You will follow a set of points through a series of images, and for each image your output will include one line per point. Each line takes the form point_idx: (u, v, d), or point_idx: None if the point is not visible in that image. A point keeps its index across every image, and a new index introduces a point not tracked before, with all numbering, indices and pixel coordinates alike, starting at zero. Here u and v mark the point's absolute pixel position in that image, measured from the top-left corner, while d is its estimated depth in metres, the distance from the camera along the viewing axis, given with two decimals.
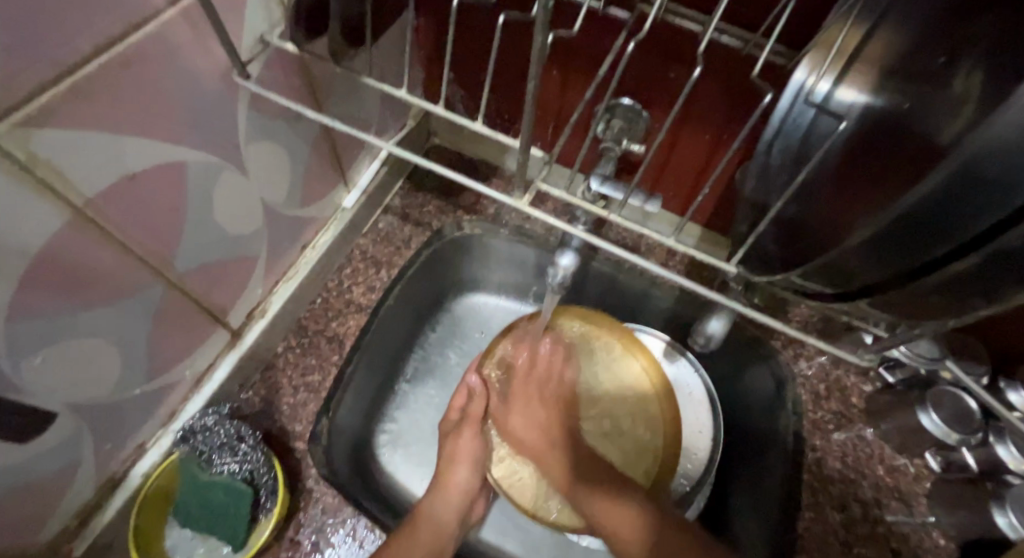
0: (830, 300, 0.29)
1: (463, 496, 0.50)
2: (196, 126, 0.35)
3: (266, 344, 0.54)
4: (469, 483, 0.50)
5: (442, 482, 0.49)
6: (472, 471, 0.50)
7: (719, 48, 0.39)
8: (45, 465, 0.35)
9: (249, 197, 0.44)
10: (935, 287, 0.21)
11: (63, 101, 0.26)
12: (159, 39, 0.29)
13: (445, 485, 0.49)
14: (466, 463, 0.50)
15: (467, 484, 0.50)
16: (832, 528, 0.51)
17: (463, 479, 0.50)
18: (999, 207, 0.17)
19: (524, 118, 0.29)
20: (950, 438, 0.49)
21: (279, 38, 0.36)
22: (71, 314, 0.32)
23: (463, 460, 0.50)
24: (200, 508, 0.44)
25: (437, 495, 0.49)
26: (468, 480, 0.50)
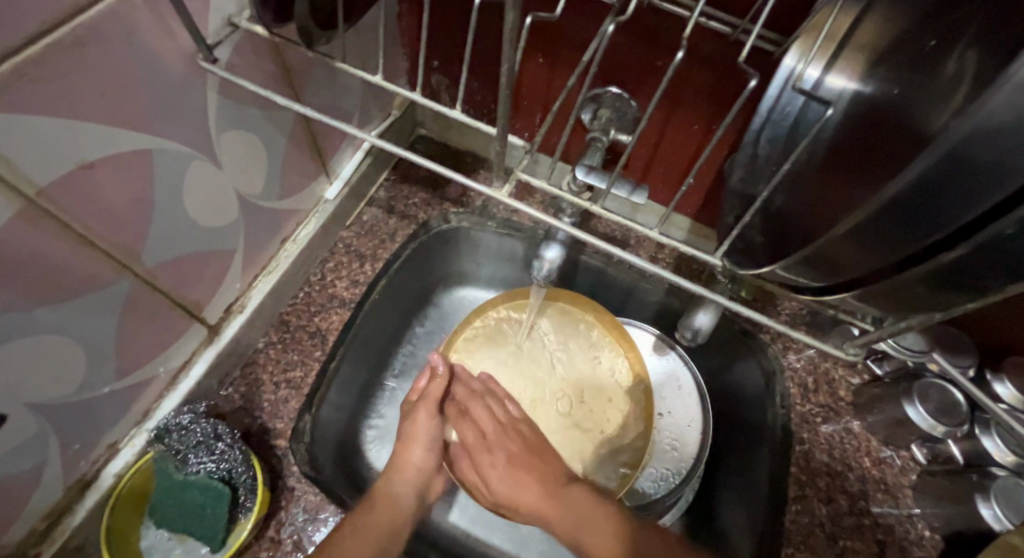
0: (817, 294, 0.28)
1: (417, 474, 0.49)
2: (160, 113, 0.33)
3: (246, 340, 0.52)
4: (424, 462, 0.49)
5: (404, 471, 0.48)
6: (427, 451, 0.49)
7: (707, 33, 0.38)
8: (6, 467, 0.34)
9: (222, 188, 0.42)
10: (920, 279, 0.20)
11: (8, 85, 0.24)
12: (114, 19, 0.28)
13: (400, 465, 0.48)
14: (421, 442, 0.49)
15: (422, 462, 0.49)
16: (818, 521, 0.50)
17: (418, 459, 0.49)
18: (999, 190, 0.15)
19: (502, 103, 0.28)
20: (935, 430, 0.49)
21: (248, 20, 0.35)
22: (27, 310, 0.30)
23: (420, 441, 0.49)
24: (175, 508, 0.43)
25: (395, 474, 0.48)
26: (423, 459, 0.49)
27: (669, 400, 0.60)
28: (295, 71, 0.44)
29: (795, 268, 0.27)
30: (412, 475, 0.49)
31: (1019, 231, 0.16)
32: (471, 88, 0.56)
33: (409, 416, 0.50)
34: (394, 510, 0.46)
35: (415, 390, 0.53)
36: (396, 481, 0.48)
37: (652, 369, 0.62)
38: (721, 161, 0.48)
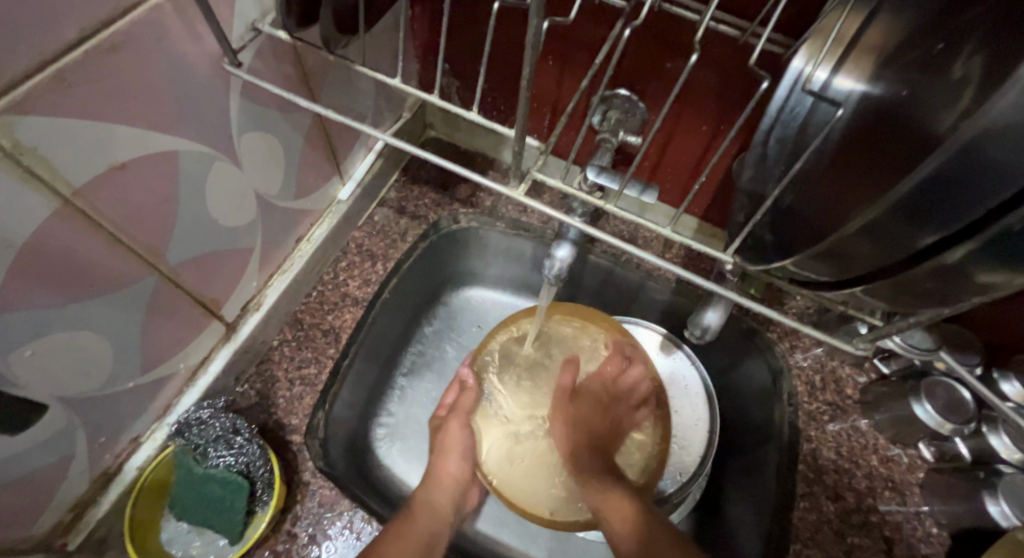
0: (825, 289, 0.29)
1: (455, 483, 0.51)
2: (186, 116, 0.34)
3: (261, 337, 0.53)
4: (459, 472, 0.51)
5: (442, 481, 0.50)
6: (461, 460, 0.52)
7: (717, 36, 0.39)
8: (38, 458, 0.35)
9: (242, 188, 0.43)
10: (930, 276, 0.21)
11: (49, 89, 0.25)
12: (147, 26, 0.29)
13: (439, 476, 0.50)
14: (456, 453, 0.52)
15: (459, 472, 0.51)
16: (827, 518, 0.51)
17: (455, 468, 0.51)
18: (1004, 186, 0.16)
19: (520, 104, 0.28)
20: (943, 428, 0.50)
21: (271, 25, 0.36)
22: (59, 306, 0.32)
23: (453, 450, 0.52)
24: (196, 501, 0.44)
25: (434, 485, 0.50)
26: (460, 468, 0.51)
27: (678, 400, 0.61)
28: (314, 74, 0.45)
29: (808, 263, 0.27)
30: (450, 485, 0.51)
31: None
32: (483, 91, 0.57)
33: (443, 427, 0.53)
34: (434, 514, 0.47)
35: (443, 406, 0.55)
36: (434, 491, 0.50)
37: (660, 368, 0.62)
38: (730, 162, 0.49)
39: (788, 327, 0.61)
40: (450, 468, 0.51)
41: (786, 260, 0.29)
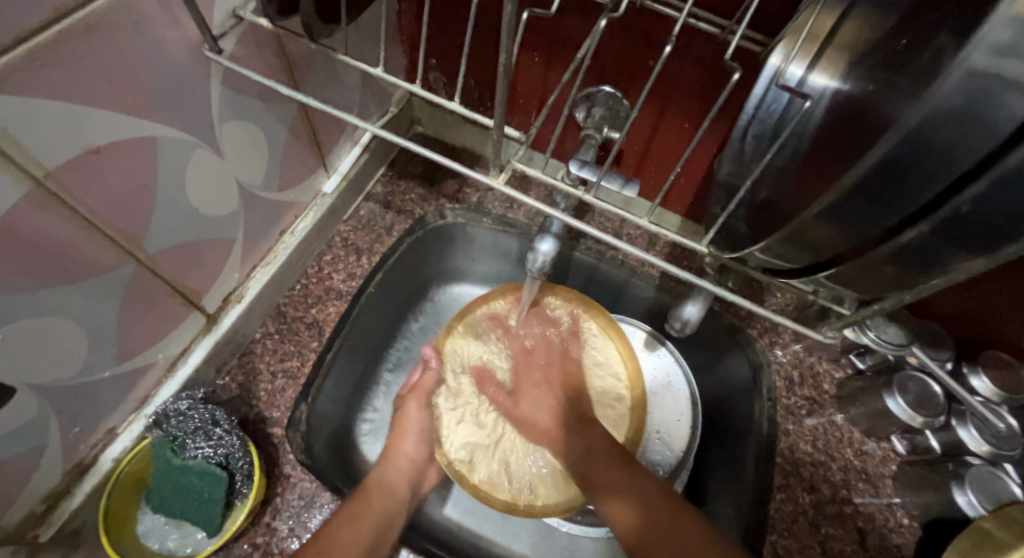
0: (796, 275, 0.30)
1: (410, 464, 0.52)
2: (165, 102, 0.34)
3: (244, 329, 0.53)
4: (415, 452, 0.53)
5: (398, 461, 0.52)
6: (418, 442, 0.53)
7: (696, 33, 0.40)
8: (7, 447, 0.34)
9: (224, 178, 0.43)
10: (886, 261, 0.22)
11: (19, 68, 0.25)
12: (122, 8, 0.29)
13: (393, 455, 0.52)
14: (413, 433, 0.53)
15: (414, 453, 0.53)
16: (802, 509, 0.52)
17: (410, 450, 0.53)
18: (955, 165, 0.17)
19: (499, 94, 0.29)
20: (914, 420, 0.51)
21: (252, 13, 0.36)
22: (31, 291, 0.31)
23: (411, 431, 0.53)
24: (173, 493, 0.43)
25: (389, 464, 0.51)
26: (415, 449, 0.53)
27: (661, 395, 0.62)
28: (297, 63, 0.44)
29: (777, 251, 0.28)
30: (406, 465, 0.52)
31: (972, 209, 0.18)
32: (469, 86, 0.58)
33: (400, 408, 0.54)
34: (389, 497, 0.48)
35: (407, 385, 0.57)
36: (390, 471, 0.51)
37: (645, 364, 0.63)
38: (711, 159, 0.50)
39: (768, 323, 0.62)
40: (405, 449, 0.52)
41: (753, 248, 0.29)
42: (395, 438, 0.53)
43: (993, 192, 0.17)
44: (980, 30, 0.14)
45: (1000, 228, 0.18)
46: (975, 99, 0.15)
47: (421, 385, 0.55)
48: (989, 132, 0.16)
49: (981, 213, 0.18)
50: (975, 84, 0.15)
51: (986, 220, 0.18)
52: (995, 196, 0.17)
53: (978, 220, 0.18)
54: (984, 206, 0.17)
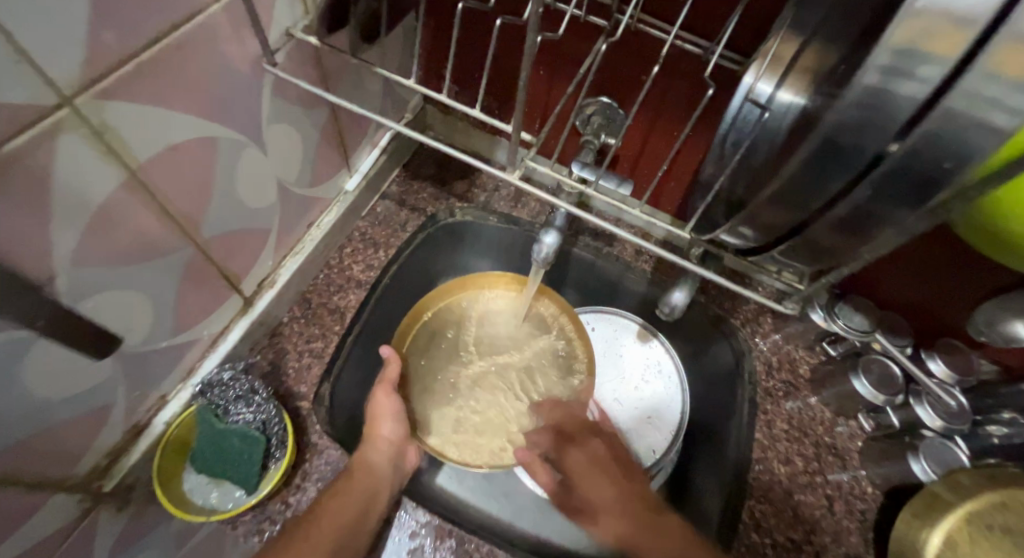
0: (750, 253, 0.36)
1: (390, 445, 0.54)
2: (228, 107, 0.40)
3: (275, 312, 0.59)
4: (395, 435, 0.54)
5: (378, 442, 0.53)
6: (395, 424, 0.55)
7: (683, 54, 0.46)
8: (87, 403, 0.39)
9: (266, 174, 0.49)
10: (820, 235, 0.28)
11: (130, 79, 0.31)
12: (206, 29, 0.34)
13: (372, 438, 0.53)
14: (388, 417, 0.55)
15: (393, 435, 0.54)
16: (778, 478, 0.58)
17: (388, 432, 0.54)
18: (860, 158, 0.23)
19: (517, 104, 0.34)
20: (877, 399, 0.57)
21: (303, 32, 0.42)
22: (121, 266, 0.37)
23: (386, 416, 0.55)
24: (216, 454, 0.48)
25: (370, 444, 0.52)
26: (394, 432, 0.54)
27: (653, 383, 0.68)
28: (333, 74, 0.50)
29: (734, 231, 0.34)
30: (386, 446, 0.53)
31: (873, 196, 0.24)
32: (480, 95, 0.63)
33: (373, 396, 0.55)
34: (372, 474, 0.50)
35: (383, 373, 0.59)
36: (371, 451, 0.52)
37: (638, 353, 0.70)
38: (696, 164, 0.56)
39: (749, 314, 0.68)
40: (383, 432, 0.54)
41: (720, 229, 0.35)
42: (373, 423, 0.54)
43: (886, 181, 0.23)
44: (869, 57, 0.20)
45: (893, 207, 0.24)
46: (870, 109, 0.21)
47: (387, 376, 0.56)
48: (879, 136, 0.21)
49: (880, 197, 0.23)
50: (870, 98, 0.21)
51: (882, 205, 0.24)
52: (887, 187, 0.23)
53: (876, 206, 0.24)
54: (881, 191, 0.23)
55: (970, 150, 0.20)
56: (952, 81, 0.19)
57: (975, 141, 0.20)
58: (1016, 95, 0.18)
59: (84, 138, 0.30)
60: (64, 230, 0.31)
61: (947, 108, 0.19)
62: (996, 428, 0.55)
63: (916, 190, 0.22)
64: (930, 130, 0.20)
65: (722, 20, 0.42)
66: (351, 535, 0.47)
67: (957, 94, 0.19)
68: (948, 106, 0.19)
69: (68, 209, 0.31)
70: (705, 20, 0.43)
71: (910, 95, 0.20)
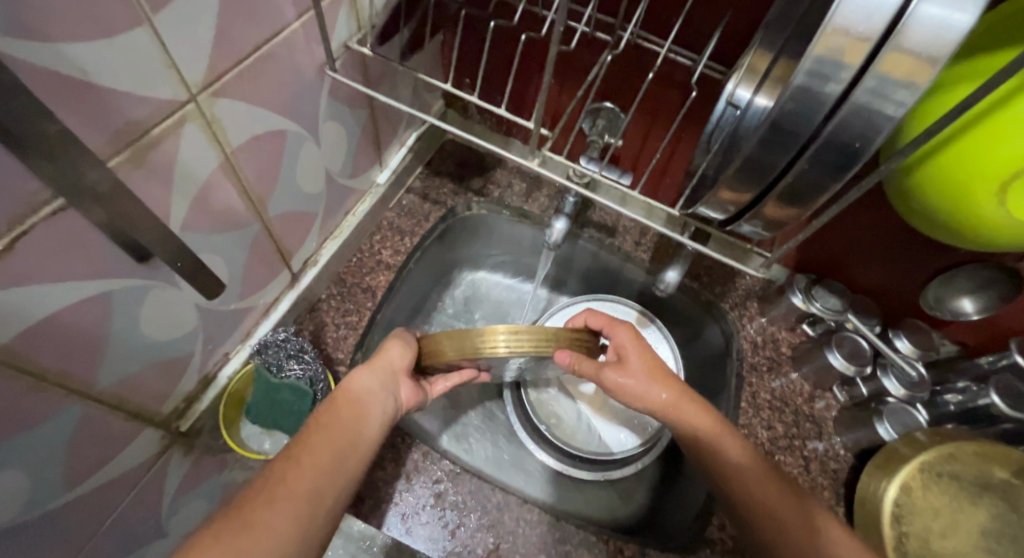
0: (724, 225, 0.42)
1: (384, 370, 0.52)
2: (295, 105, 0.48)
3: (315, 288, 0.67)
4: (398, 360, 0.53)
5: (380, 364, 0.52)
6: (404, 350, 0.54)
7: (675, 65, 0.54)
8: (173, 349, 0.47)
9: (318, 164, 0.57)
10: (775, 204, 0.35)
11: (232, 81, 0.39)
12: (286, 42, 0.43)
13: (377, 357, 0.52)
14: (399, 342, 0.54)
15: (395, 361, 0.53)
16: (760, 441, 0.65)
17: (396, 355, 0.53)
18: (798, 139, 0.30)
19: (538, 104, 0.42)
20: (848, 369, 0.64)
21: (357, 43, 0.50)
22: (210, 234, 0.45)
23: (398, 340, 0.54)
24: (270, 405, 0.56)
25: (368, 366, 0.51)
26: (400, 356, 0.53)
27: None
28: (377, 80, 0.58)
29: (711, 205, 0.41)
30: (383, 367, 0.52)
31: (808, 169, 0.31)
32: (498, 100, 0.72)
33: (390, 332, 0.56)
34: (360, 400, 0.49)
35: None
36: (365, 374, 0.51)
37: None
38: (688, 160, 0.64)
39: (738, 299, 0.75)
40: (392, 356, 0.53)
41: (699, 206, 0.41)
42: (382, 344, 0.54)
43: (817, 157, 0.30)
44: (799, 65, 0.27)
45: (825, 177, 0.31)
46: (800, 104, 0.28)
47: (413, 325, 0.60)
48: (809, 124, 0.29)
49: (815, 168, 0.31)
50: (799, 95, 0.28)
51: (816, 174, 0.31)
52: (819, 161, 0.31)
53: (811, 176, 0.32)
54: (814, 166, 0.31)
55: (871, 131, 0.28)
56: (856, 82, 0.27)
57: (875, 124, 0.28)
58: (899, 91, 0.26)
59: (200, 125, 0.38)
60: (178, 200, 0.39)
61: (855, 102, 0.27)
62: (952, 396, 0.62)
63: (837, 162, 0.30)
64: (845, 117, 0.28)
65: (706, 35, 0.50)
66: (337, 470, 0.43)
67: (859, 91, 0.27)
68: (855, 100, 0.27)
69: (183, 181, 0.39)
70: (693, 36, 0.51)
71: (829, 92, 0.27)
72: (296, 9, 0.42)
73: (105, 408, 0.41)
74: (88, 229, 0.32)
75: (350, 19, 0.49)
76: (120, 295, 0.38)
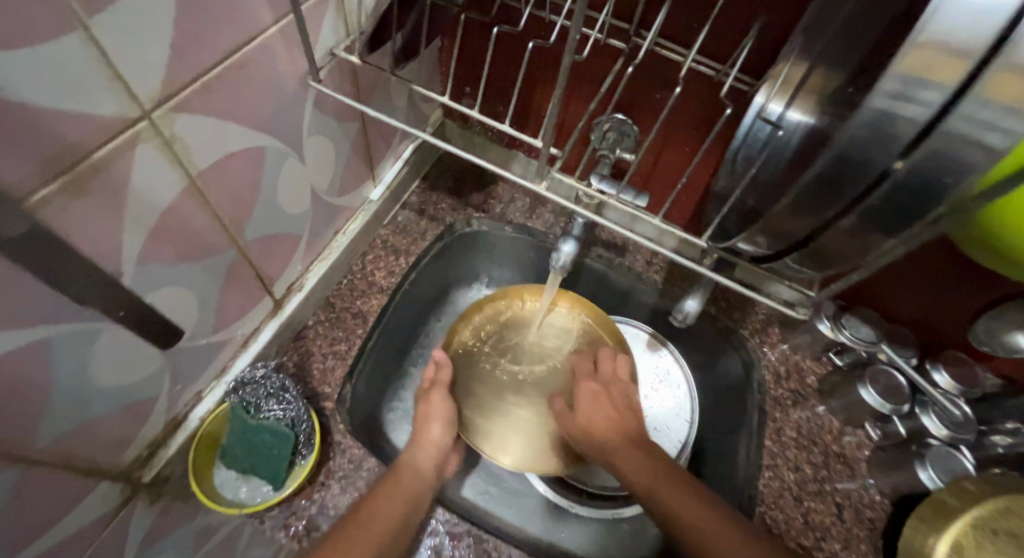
0: (765, 261, 0.37)
1: (436, 449, 0.54)
2: (275, 118, 0.43)
3: (300, 315, 0.61)
4: (441, 439, 0.55)
5: (425, 445, 0.53)
6: (444, 428, 0.55)
7: (698, 74, 0.49)
8: (133, 395, 0.41)
9: (303, 182, 0.52)
10: (833, 243, 0.29)
11: (196, 95, 0.34)
12: (262, 49, 0.38)
13: (420, 440, 0.54)
14: (439, 421, 0.55)
15: (440, 439, 0.55)
16: (788, 486, 0.59)
17: (436, 435, 0.54)
18: (872, 171, 0.24)
19: (547, 120, 0.37)
20: (884, 408, 0.59)
21: (345, 51, 0.45)
22: (174, 265, 0.39)
23: (435, 419, 0.55)
24: (246, 450, 0.50)
25: (417, 449, 0.53)
26: (441, 436, 0.55)
27: (661, 392, 0.70)
28: (369, 90, 0.53)
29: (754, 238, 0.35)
30: (433, 451, 0.54)
31: (881, 206, 0.25)
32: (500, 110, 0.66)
33: (424, 397, 0.57)
34: (420, 478, 0.50)
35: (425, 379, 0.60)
36: (417, 455, 0.52)
37: (648, 362, 0.71)
38: (708, 177, 0.58)
39: (758, 325, 0.70)
40: (433, 435, 0.54)
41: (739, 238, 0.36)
42: (422, 425, 0.55)
43: (893, 192, 0.25)
44: (879, 82, 0.22)
45: (902, 216, 0.25)
46: (872, 131, 0.23)
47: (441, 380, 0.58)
48: (887, 152, 0.23)
49: (889, 205, 0.25)
50: (875, 119, 0.23)
51: (892, 212, 0.25)
52: (896, 197, 0.25)
53: (883, 214, 0.26)
54: (887, 203, 0.25)
55: (966, 164, 0.22)
56: (951, 105, 0.21)
57: (973, 156, 0.22)
58: (1009, 117, 0.20)
59: (156, 146, 0.33)
60: (133, 232, 0.34)
61: (946, 130, 0.22)
62: (1000, 439, 0.56)
63: (919, 199, 0.24)
64: (933, 146, 0.22)
65: (735, 42, 0.45)
66: (396, 544, 0.45)
67: (955, 116, 0.21)
68: (948, 127, 0.21)
69: (138, 208, 0.34)
70: (718, 43, 0.46)
71: (912, 117, 0.22)
72: (275, 12, 0.37)
73: (49, 469, 0.36)
74: (13, 273, 0.27)
75: (337, 23, 0.44)
76: (64, 343, 0.32)
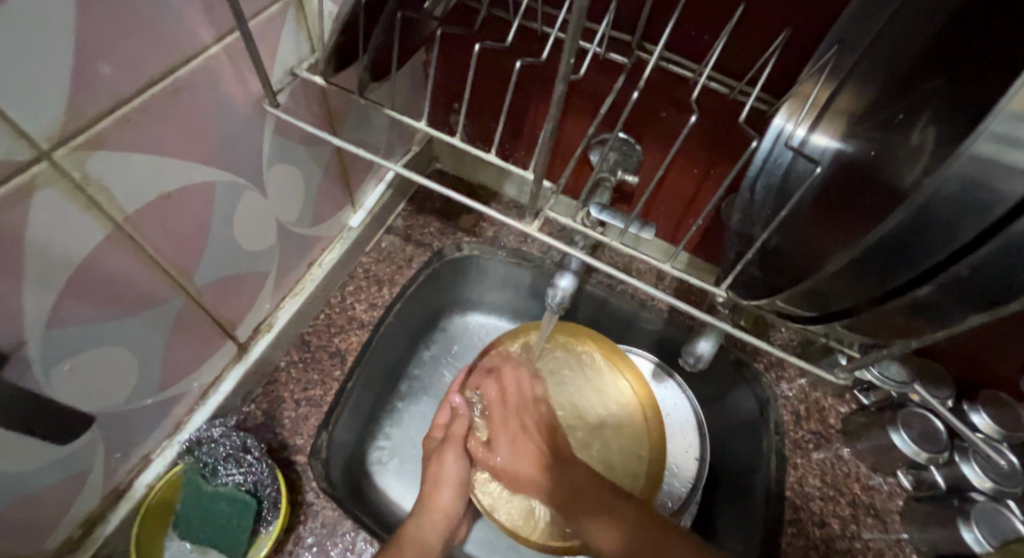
0: (809, 321, 0.31)
1: (444, 518, 0.47)
2: (226, 148, 0.37)
3: (270, 358, 0.55)
4: (452, 507, 0.48)
5: (433, 513, 0.47)
6: (456, 494, 0.49)
7: (709, 92, 0.43)
8: (58, 473, 0.35)
9: (265, 218, 0.46)
10: (903, 309, 0.24)
11: (116, 128, 0.28)
12: (205, 71, 0.32)
13: (429, 508, 0.47)
14: (451, 485, 0.48)
15: (449, 506, 0.48)
16: (814, 543, 0.53)
17: (447, 502, 0.48)
18: (969, 228, 0.19)
19: (539, 151, 0.32)
20: (919, 455, 0.53)
21: (307, 70, 0.40)
22: (101, 323, 0.33)
23: (447, 482, 0.48)
24: (201, 519, 0.44)
25: (423, 519, 0.46)
26: (452, 504, 0.48)
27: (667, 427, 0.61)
28: (341, 110, 0.48)
29: (795, 298, 0.29)
30: (441, 522, 0.47)
31: (971, 274, 0.20)
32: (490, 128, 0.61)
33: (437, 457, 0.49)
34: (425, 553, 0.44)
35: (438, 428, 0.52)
36: (425, 526, 0.46)
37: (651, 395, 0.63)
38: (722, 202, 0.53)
39: (774, 358, 0.64)
40: (441, 501, 0.48)
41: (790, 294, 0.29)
42: (431, 490, 0.48)
43: (994, 259, 0.19)
44: (983, 122, 0.16)
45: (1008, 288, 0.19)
46: (971, 183, 0.17)
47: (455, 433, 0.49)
48: (990, 207, 0.18)
49: (988, 274, 0.19)
50: (974, 168, 0.17)
51: (991, 284, 0.20)
52: (990, 265, 0.19)
53: (979, 284, 0.20)
54: (981, 271, 0.19)
55: None
56: None
57: None
58: None
59: (62, 192, 0.27)
60: (37, 293, 0.28)
61: None
62: None
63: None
64: None
65: (754, 56, 0.40)
66: None
67: None
68: None
69: (45, 266, 0.28)
70: (733, 57, 0.41)
71: None
72: (216, 28, 0.31)
73: None
74: None
75: (298, 39, 0.39)
76: None
